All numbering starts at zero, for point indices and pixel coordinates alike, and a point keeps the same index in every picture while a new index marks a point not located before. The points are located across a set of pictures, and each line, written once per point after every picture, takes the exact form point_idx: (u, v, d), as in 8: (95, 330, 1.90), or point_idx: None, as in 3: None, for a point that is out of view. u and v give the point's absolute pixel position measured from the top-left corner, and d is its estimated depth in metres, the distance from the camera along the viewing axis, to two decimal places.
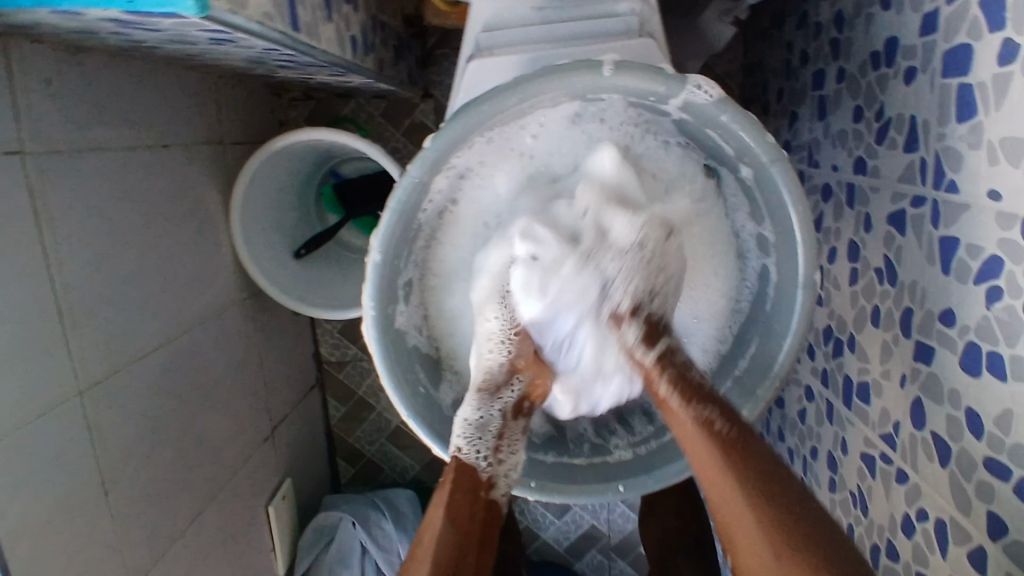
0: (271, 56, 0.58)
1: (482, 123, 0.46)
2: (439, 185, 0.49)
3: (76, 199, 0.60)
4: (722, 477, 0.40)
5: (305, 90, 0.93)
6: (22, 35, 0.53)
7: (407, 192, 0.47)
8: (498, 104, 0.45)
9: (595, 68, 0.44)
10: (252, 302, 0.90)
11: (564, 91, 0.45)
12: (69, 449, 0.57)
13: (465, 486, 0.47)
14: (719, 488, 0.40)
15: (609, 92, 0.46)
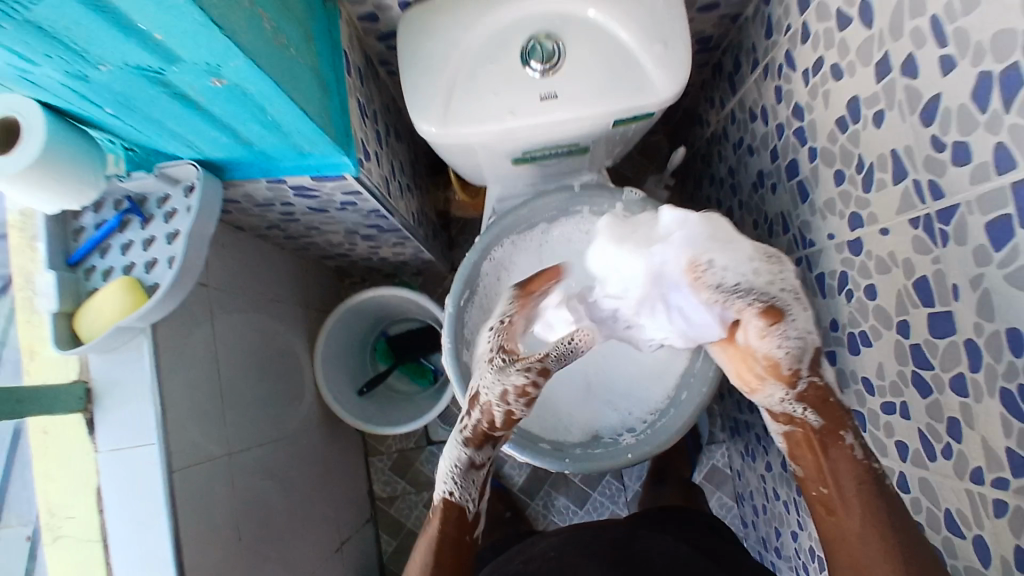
0: (367, 222, 0.87)
1: (509, 224, 0.79)
2: (486, 266, 0.79)
3: (230, 324, 0.86)
4: (855, 530, 0.55)
5: (362, 271, 1.23)
6: (229, 222, 0.83)
7: (468, 267, 0.77)
8: (516, 212, 0.78)
9: (569, 189, 0.79)
10: (324, 433, 1.12)
11: (554, 204, 0.79)
12: (216, 498, 0.76)
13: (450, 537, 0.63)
14: (870, 553, 0.53)
15: (581, 205, 0.79)
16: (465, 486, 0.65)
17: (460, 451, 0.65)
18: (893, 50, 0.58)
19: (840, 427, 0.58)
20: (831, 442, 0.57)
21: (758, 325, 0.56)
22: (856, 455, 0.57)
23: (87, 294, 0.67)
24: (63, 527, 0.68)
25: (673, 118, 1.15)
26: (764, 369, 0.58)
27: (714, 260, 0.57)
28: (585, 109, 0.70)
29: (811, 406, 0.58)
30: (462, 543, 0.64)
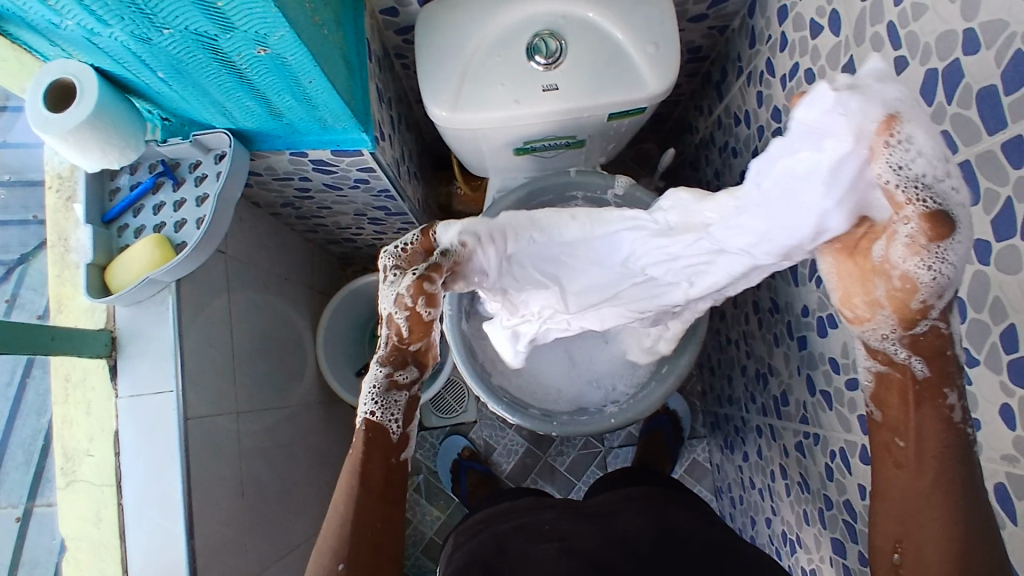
0: (376, 203, 0.94)
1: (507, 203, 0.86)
2: None
3: (244, 294, 0.91)
4: (923, 491, 0.48)
5: (365, 261, 1.29)
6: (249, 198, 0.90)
7: None
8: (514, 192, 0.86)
9: (564, 174, 0.86)
10: (322, 412, 1.16)
11: (549, 186, 0.86)
12: (224, 452, 0.81)
13: (379, 453, 0.55)
14: (926, 515, 0.48)
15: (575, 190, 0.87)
16: (388, 406, 0.55)
17: (379, 367, 0.55)
18: (857, 55, 0.65)
19: (944, 384, 0.47)
20: (929, 400, 0.48)
21: (913, 244, 0.40)
22: (951, 418, 0.48)
23: (118, 250, 0.73)
24: (79, 469, 0.72)
25: (665, 127, 1.23)
26: (890, 294, 0.43)
27: (912, 134, 0.38)
28: (582, 101, 0.76)
29: (919, 354, 0.46)
30: (393, 463, 0.56)
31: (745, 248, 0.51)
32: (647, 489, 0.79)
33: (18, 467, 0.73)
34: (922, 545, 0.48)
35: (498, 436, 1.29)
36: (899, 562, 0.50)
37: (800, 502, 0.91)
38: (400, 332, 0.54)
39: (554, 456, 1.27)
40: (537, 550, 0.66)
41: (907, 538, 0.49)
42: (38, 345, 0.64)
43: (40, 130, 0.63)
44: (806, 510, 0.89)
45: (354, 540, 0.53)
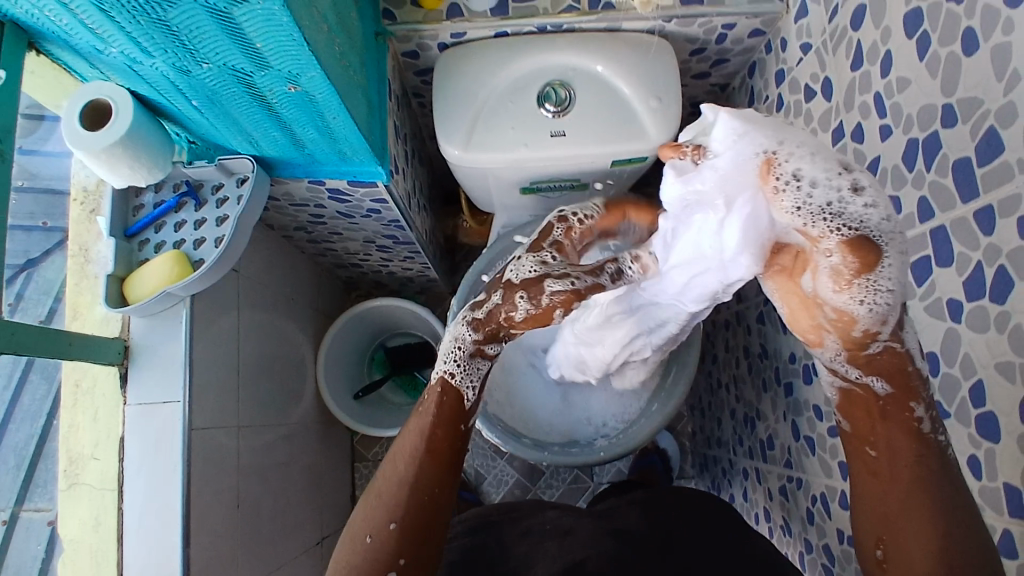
0: (385, 232, 0.98)
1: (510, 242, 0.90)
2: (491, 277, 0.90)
3: (253, 312, 0.95)
4: (897, 497, 0.51)
5: (369, 286, 1.33)
6: (264, 221, 0.94)
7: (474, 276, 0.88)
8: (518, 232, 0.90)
9: None
10: (318, 432, 1.18)
11: None
12: (223, 465, 0.83)
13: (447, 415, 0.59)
14: (906, 510, 0.50)
15: None
16: (469, 370, 0.61)
17: (463, 331, 0.62)
18: (847, 120, 0.70)
19: (909, 398, 0.51)
20: (894, 413, 0.51)
21: (840, 274, 0.46)
22: (919, 428, 0.51)
23: (138, 264, 0.76)
24: (81, 472, 0.74)
25: (666, 174, 1.28)
26: (833, 322, 0.49)
27: (796, 168, 0.47)
28: (587, 147, 0.81)
29: (879, 373, 0.51)
30: (457, 433, 0.60)
31: (676, 295, 0.61)
32: (647, 493, 0.81)
33: (7, 471, 0.68)
34: (902, 543, 0.50)
35: (489, 466, 1.30)
36: (882, 559, 0.52)
37: (781, 545, 0.93)
38: (509, 313, 0.59)
39: (543, 489, 1.29)
40: (539, 550, 0.68)
41: (888, 537, 0.51)
42: (55, 348, 0.67)
43: (73, 146, 0.67)
44: (787, 553, 0.91)
45: (410, 501, 0.56)
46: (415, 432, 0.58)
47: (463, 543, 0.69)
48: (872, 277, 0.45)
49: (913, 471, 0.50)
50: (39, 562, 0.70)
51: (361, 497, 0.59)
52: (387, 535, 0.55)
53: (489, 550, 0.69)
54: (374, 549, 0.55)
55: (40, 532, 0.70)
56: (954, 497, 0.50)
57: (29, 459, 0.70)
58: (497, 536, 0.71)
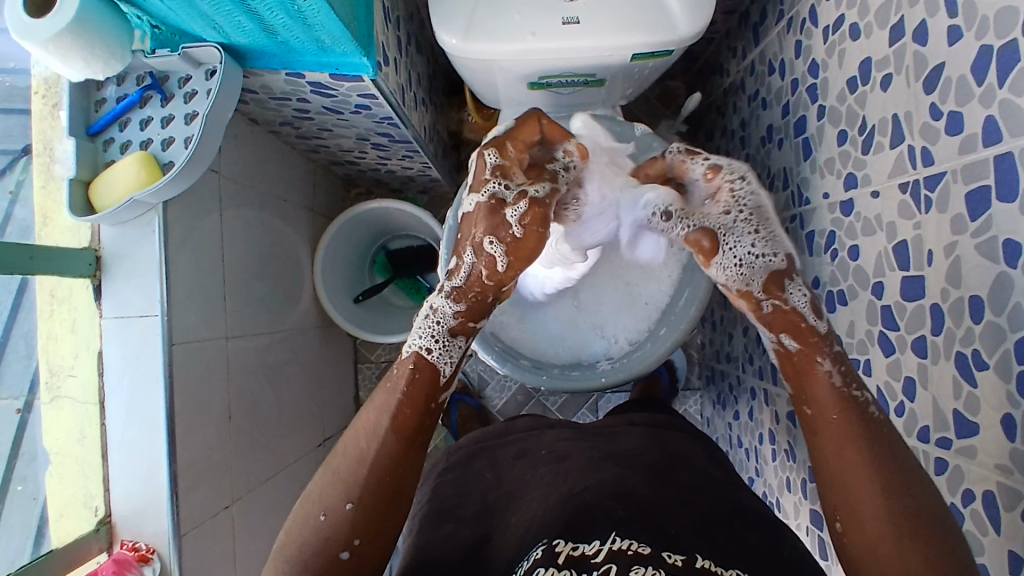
0: (379, 129, 0.89)
1: None
2: None
3: (241, 215, 0.89)
4: (839, 451, 0.53)
5: (370, 184, 1.26)
6: (246, 116, 0.85)
7: None
8: None
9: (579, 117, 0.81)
10: (318, 335, 1.17)
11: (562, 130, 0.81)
12: (214, 376, 0.80)
13: (426, 384, 0.58)
14: (846, 466, 0.53)
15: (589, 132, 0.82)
16: (448, 347, 0.59)
17: (441, 304, 0.60)
18: (908, 17, 0.59)
19: (818, 350, 0.56)
20: (804, 365, 0.56)
21: (704, 250, 0.61)
22: (832, 380, 0.55)
23: (103, 166, 0.70)
24: (64, 385, 0.72)
25: (695, 66, 1.16)
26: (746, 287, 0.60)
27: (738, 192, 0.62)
28: (604, 39, 0.70)
29: (782, 331, 0.57)
30: (428, 411, 0.59)
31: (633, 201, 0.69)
32: (648, 414, 0.78)
33: (18, 360, 0.72)
34: (853, 500, 0.52)
35: (492, 372, 1.29)
36: (840, 531, 0.53)
37: (784, 469, 0.91)
38: (490, 270, 0.59)
39: (546, 396, 1.28)
40: (532, 475, 0.65)
41: (844, 505, 0.53)
42: (14, 263, 0.63)
43: (37, 38, 0.59)
44: (789, 478, 0.90)
45: (370, 479, 0.56)
46: (381, 410, 0.57)
47: (454, 477, 0.69)
48: (717, 256, 0.60)
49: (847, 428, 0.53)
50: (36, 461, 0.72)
51: (322, 470, 0.58)
52: (342, 514, 0.55)
53: (481, 481, 0.68)
54: (328, 527, 0.55)
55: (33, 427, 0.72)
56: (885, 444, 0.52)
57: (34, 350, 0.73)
58: (491, 468, 0.70)
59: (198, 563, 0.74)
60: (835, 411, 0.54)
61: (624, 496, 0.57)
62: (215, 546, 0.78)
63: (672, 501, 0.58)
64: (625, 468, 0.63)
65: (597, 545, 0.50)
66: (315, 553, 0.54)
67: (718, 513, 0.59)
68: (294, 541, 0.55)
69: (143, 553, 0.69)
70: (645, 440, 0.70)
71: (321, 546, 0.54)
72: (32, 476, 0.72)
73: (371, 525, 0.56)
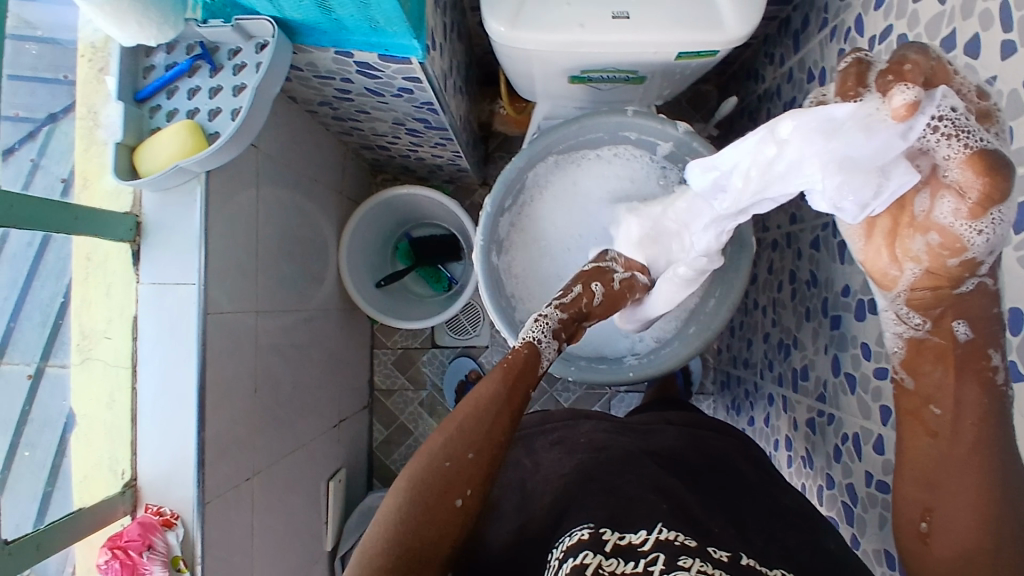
0: (417, 114, 0.90)
1: (556, 135, 0.82)
2: (530, 175, 0.83)
3: (275, 191, 0.89)
4: (953, 454, 0.53)
5: (396, 171, 1.26)
6: (285, 94, 0.86)
7: (512, 171, 0.81)
8: (565, 128, 0.81)
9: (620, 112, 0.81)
10: (339, 317, 1.17)
11: (602, 124, 0.81)
12: (242, 349, 0.81)
13: (530, 371, 0.63)
14: (958, 477, 0.53)
15: (629, 128, 0.82)
16: (549, 344, 0.66)
17: (550, 312, 0.68)
18: (960, 28, 0.59)
19: (987, 347, 0.51)
20: (969, 362, 0.51)
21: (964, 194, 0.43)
22: (993, 378, 0.51)
23: (149, 133, 0.70)
24: (96, 348, 0.73)
25: (729, 71, 1.16)
26: (927, 249, 0.46)
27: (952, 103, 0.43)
28: (652, 35, 0.71)
29: (961, 318, 0.50)
30: (529, 392, 0.61)
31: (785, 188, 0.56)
32: (685, 415, 0.79)
33: (33, 327, 0.69)
34: (950, 509, 0.53)
35: None
36: (925, 531, 0.55)
37: (799, 475, 0.92)
38: (585, 301, 0.71)
39: (559, 392, 1.28)
40: (570, 464, 0.66)
41: (936, 506, 0.54)
42: (60, 223, 0.63)
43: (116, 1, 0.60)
44: (805, 484, 0.90)
45: (491, 438, 0.56)
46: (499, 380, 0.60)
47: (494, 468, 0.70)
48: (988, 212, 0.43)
49: (971, 439, 0.52)
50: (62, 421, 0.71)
51: (442, 421, 0.58)
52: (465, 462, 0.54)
53: (520, 469, 0.68)
54: (449, 473, 0.54)
55: (62, 388, 0.71)
56: (1008, 470, 0.51)
57: (54, 316, 0.71)
58: (529, 454, 0.71)
59: (219, 531, 0.75)
60: (972, 421, 0.52)
61: (665, 493, 0.58)
62: (235, 517, 0.79)
63: (710, 503, 0.59)
64: (664, 466, 0.64)
65: (643, 535, 0.51)
66: (429, 496, 0.53)
67: (758, 517, 0.59)
68: (407, 498, 0.54)
69: (167, 518, 0.70)
70: (681, 441, 0.71)
71: (439, 491, 0.53)
72: (41, 443, 0.69)
73: (481, 482, 0.55)
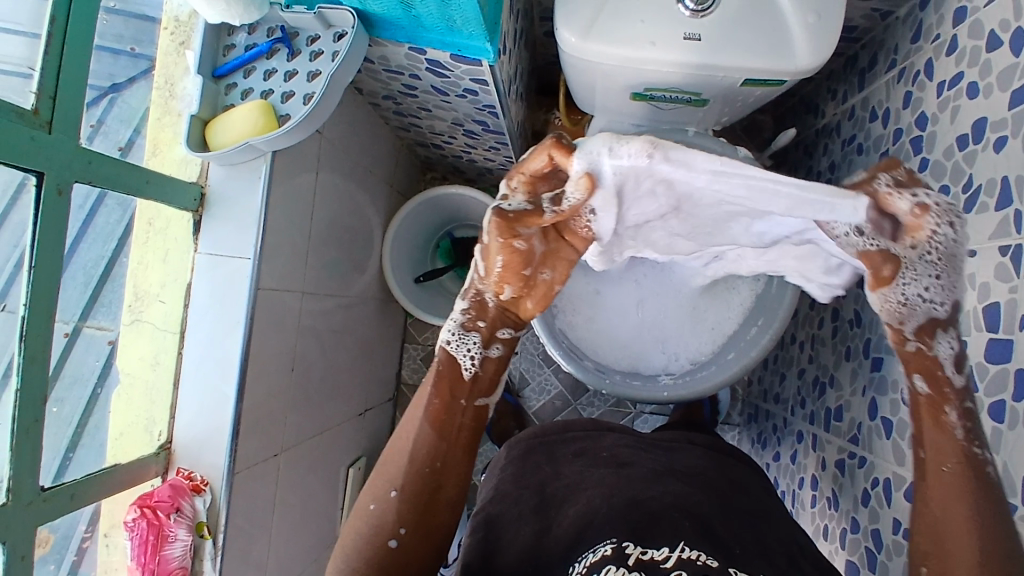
0: (477, 115, 0.91)
1: None
2: None
3: (331, 177, 0.91)
4: (943, 502, 0.55)
5: (446, 170, 1.28)
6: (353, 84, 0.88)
7: None
8: None
9: (681, 132, 0.82)
10: (376, 307, 1.18)
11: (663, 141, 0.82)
12: (284, 328, 0.83)
13: (444, 383, 0.61)
14: (949, 513, 0.54)
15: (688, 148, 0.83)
16: (463, 342, 0.60)
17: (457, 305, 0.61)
18: None
19: (948, 399, 0.56)
20: (932, 412, 0.56)
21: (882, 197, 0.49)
22: (955, 434, 0.55)
23: (223, 109, 0.73)
24: (148, 310, 0.75)
25: (788, 102, 1.15)
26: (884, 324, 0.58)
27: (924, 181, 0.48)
28: (720, 59, 0.71)
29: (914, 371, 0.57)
30: (458, 406, 0.61)
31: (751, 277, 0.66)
32: (710, 438, 0.77)
33: (77, 287, 0.67)
34: (953, 544, 0.53)
35: (534, 372, 1.29)
36: None
37: (823, 516, 0.90)
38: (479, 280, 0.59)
39: (583, 405, 1.28)
40: (593, 476, 0.66)
41: (936, 554, 0.54)
42: (131, 185, 0.65)
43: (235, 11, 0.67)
44: (827, 526, 0.89)
45: (411, 471, 0.60)
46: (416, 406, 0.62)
47: (513, 472, 0.70)
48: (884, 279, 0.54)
49: (955, 484, 0.54)
50: (95, 380, 0.70)
51: (372, 468, 0.63)
52: (388, 502, 0.59)
53: (539, 474, 0.68)
54: (377, 515, 0.59)
55: (99, 349, 0.71)
56: (993, 505, 0.53)
57: (97, 279, 0.69)
58: (549, 461, 0.70)
59: (244, 501, 0.76)
60: (950, 464, 0.55)
61: (690, 511, 0.58)
62: (259, 491, 0.80)
63: (737, 525, 0.59)
64: (689, 484, 0.63)
65: (665, 552, 0.51)
66: (365, 541, 0.58)
67: (782, 547, 0.58)
68: (353, 533, 0.59)
69: (196, 483, 0.72)
70: (706, 462, 0.70)
71: (372, 532, 0.58)
72: (68, 400, 0.66)
73: (414, 518, 0.59)
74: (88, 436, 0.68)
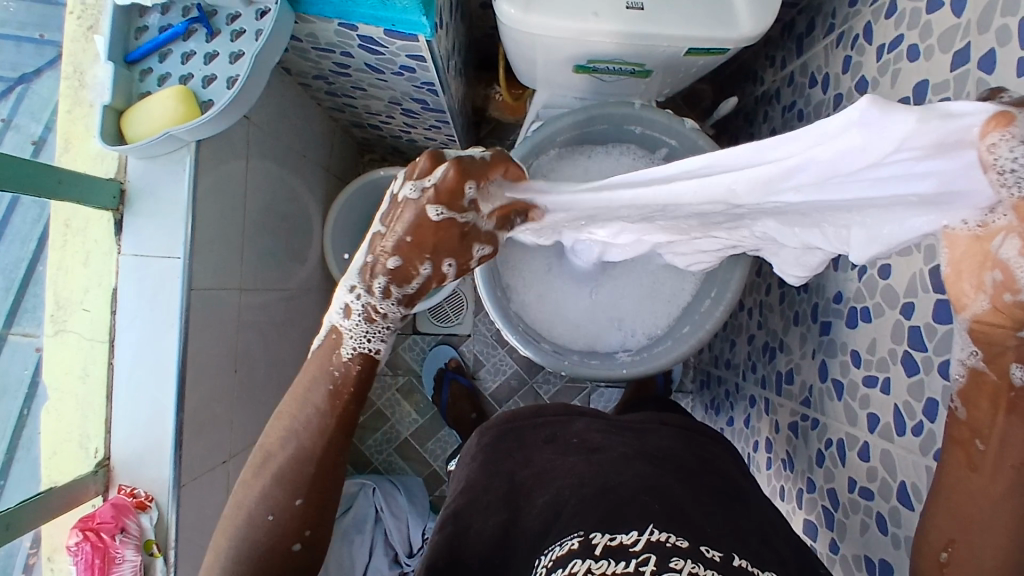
0: (416, 94, 0.87)
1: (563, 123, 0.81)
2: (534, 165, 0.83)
3: (264, 166, 0.86)
4: (994, 497, 0.48)
5: (386, 151, 1.23)
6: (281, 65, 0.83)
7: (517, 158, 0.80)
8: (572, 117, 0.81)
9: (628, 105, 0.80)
10: (320, 298, 1.14)
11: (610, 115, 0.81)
12: (224, 328, 0.78)
13: (352, 378, 0.57)
14: (996, 509, 0.48)
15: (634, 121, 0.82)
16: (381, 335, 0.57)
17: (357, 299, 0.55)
18: (975, 43, 0.59)
19: None
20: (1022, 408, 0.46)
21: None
22: None
23: (139, 97, 0.67)
24: (70, 319, 0.70)
25: (728, 70, 1.16)
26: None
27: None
28: (664, 28, 0.70)
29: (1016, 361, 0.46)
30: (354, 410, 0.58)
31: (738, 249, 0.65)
32: (681, 417, 0.78)
33: None
34: (981, 545, 0.50)
35: (489, 354, 1.28)
36: (946, 563, 0.51)
37: (779, 478, 0.93)
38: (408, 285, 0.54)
39: (540, 383, 1.27)
40: (565, 462, 0.65)
41: (960, 540, 0.50)
42: (40, 185, 0.59)
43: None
44: (783, 486, 0.91)
45: (316, 472, 0.56)
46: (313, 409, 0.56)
47: (483, 462, 0.69)
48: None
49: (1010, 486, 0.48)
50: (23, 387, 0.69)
51: (246, 471, 0.57)
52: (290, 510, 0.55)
53: (510, 461, 0.68)
54: (276, 524, 0.55)
55: (25, 355, 0.70)
56: None
57: (18, 283, 0.70)
58: (519, 448, 0.70)
59: (193, 514, 0.72)
60: (1011, 465, 0.48)
61: (659, 493, 0.58)
62: (210, 500, 0.76)
63: (705, 503, 0.59)
64: (661, 469, 0.64)
65: (634, 535, 0.51)
66: (264, 549, 0.55)
67: (752, 524, 0.59)
68: (241, 535, 0.55)
69: (141, 500, 0.68)
70: (675, 443, 0.71)
71: (272, 541, 0.55)
72: None
73: (317, 518, 0.57)
74: (22, 451, 0.70)
